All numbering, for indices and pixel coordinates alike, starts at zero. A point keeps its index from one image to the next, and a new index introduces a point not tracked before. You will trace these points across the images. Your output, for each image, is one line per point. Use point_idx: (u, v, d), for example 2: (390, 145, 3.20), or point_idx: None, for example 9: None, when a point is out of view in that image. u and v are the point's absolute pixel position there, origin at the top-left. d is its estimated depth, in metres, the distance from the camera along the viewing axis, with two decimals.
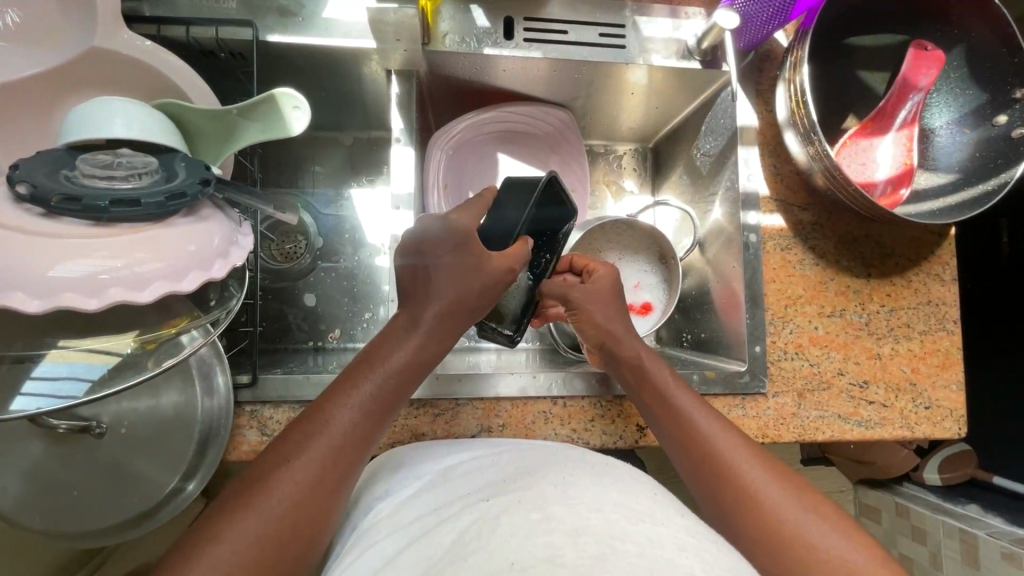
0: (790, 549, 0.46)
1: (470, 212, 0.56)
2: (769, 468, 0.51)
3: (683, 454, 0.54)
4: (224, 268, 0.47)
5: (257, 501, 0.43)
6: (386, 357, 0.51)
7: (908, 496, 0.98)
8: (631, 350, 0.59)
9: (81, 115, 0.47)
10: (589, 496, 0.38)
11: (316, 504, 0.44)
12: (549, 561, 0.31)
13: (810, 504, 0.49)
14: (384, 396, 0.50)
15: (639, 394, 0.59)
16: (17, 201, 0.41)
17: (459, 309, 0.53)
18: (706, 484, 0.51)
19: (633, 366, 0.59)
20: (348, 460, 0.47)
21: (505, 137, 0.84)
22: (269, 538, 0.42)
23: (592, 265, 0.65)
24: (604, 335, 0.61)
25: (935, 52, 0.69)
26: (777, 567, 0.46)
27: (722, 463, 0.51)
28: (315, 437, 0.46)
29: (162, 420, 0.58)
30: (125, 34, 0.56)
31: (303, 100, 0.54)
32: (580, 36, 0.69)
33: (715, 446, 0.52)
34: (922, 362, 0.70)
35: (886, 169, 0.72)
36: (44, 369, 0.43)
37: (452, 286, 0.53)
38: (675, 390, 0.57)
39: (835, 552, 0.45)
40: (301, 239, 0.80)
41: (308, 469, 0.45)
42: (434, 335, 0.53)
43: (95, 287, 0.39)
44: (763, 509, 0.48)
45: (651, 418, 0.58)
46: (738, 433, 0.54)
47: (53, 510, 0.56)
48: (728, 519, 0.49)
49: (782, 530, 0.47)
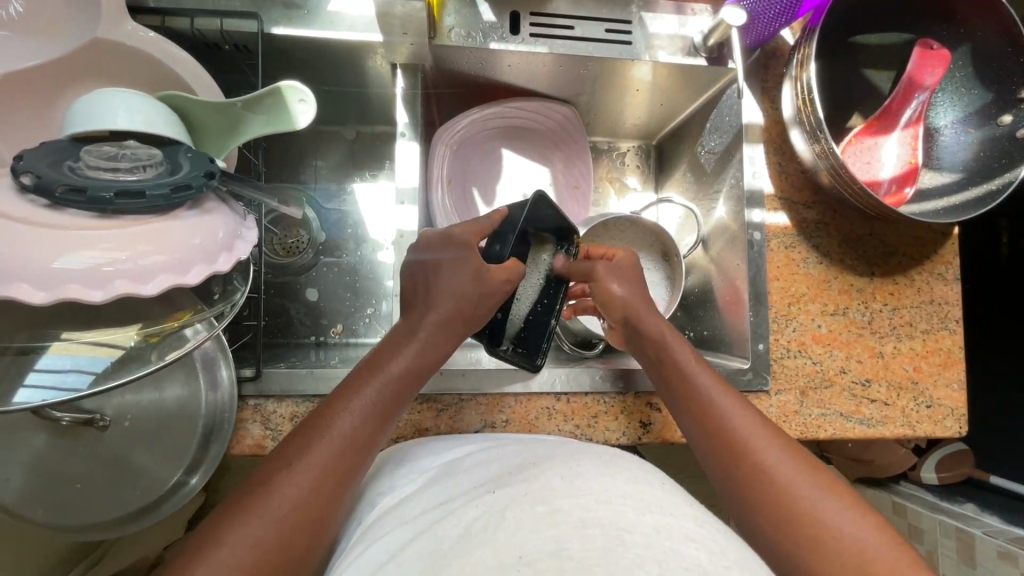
0: (804, 526, 0.45)
1: (475, 226, 0.59)
2: (784, 449, 0.51)
3: (700, 436, 0.54)
4: (228, 262, 0.46)
5: (259, 504, 0.42)
6: (386, 362, 0.51)
7: (905, 495, 0.98)
8: (654, 327, 0.60)
9: (85, 106, 0.47)
10: (596, 488, 0.38)
11: (318, 509, 0.44)
12: (555, 555, 0.31)
13: (823, 483, 0.48)
14: (385, 401, 0.50)
15: (659, 373, 0.59)
16: (21, 192, 0.41)
17: (456, 308, 0.54)
18: (719, 461, 0.52)
19: (655, 344, 0.60)
20: (347, 463, 0.46)
21: (509, 133, 0.84)
22: (272, 540, 0.41)
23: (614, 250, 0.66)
24: (627, 310, 0.61)
25: (941, 51, 0.69)
26: (790, 548, 0.45)
27: (737, 441, 0.51)
28: (318, 438, 0.46)
29: (165, 414, 0.58)
30: (129, 25, 0.56)
31: (309, 93, 0.53)
32: (587, 32, 0.68)
33: (732, 426, 0.52)
34: (924, 361, 0.71)
35: (891, 168, 0.73)
36: (49, 361, 0.42)
37: (461, 286, 0.54)
38: (696, 369, 0.57)
39: (849, 532, 0.44)
40: (303, 234, 0.79)
41: (308, 472, 0.44)
42: (434, 341, 0.53)
43: (100, 279, 0.39)
44: (776, 487, 0.48)
45: (669, 395, 0.58)
46: (756, 414, 0.54)
47: (52, 504, 0.56)
48: (742, 503, 0.49)
49: (795, 509, 0.46)
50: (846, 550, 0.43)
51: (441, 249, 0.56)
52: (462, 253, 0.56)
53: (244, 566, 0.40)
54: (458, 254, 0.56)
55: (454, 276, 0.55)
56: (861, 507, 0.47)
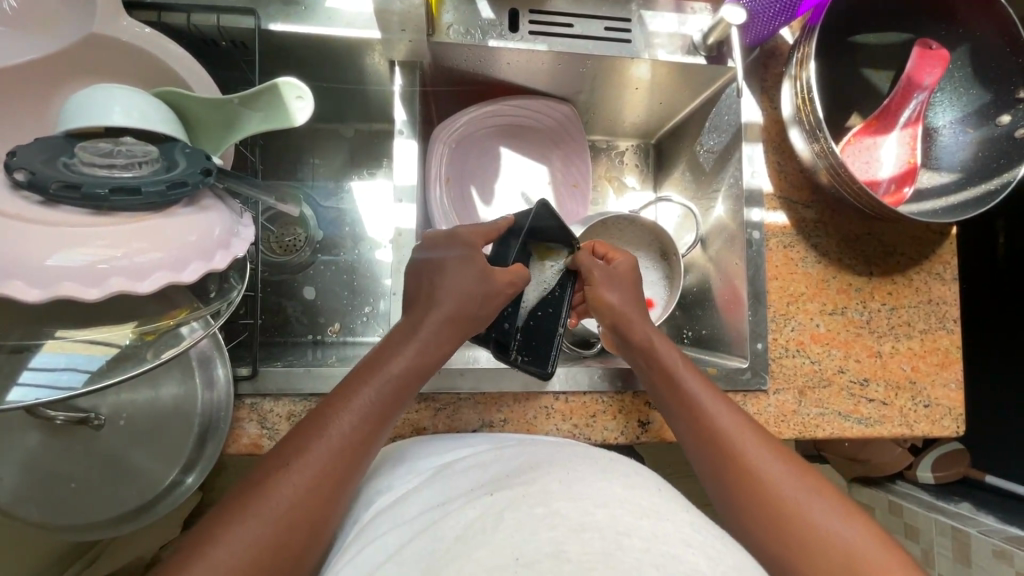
0: (793, 529, 0.45)
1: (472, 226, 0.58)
2: (773, 451, 0.50)
3: (692, 440, 0.54)
4: (225, 259, 0.46)
5: (255, 504, 0.42)
6: (387, 361, 0.51)
7: (900, 493, 0.98)
8: (641, 333, 0.60)
9: (81, 102, 0.46)
10: (594, 492, 0.38)
11: (314, 510, 0.43)
12: (554, 557, 0.31)
13: (814, 485, 0.48)
14: (384, 403, 0.49)
15: (649, 378, 0.59)
16: (15, 189, 0.41)
17: (456, 308, 0.54)
18: (711, 464, 0.52)
19: (643, 348, 0.59)
20: (346, 463, 0.46)
21: (508, 131, 0.84)
22: (267, 541, 0.41)
23: (613, 253, 0.65)
24: (615, 316, 0.61)
25: (940, 51, 0.69)
26: (778, 551, 0.45)
27: (726, 445, 0.51)
28: (314, 438, 0.46)
29: (161, 413, 0.57)
30: (125, 21, 0.55)
31: (307, 90, 0.53)
32: (585, 29, 0.68)
33: (721, 430, 0.52)
34: (922, 360, 0.71)
35: (891, 167, 0.73)
36: (43, 359, 0.42)
37: (460, 285, 0.54)
38: (684, 372, 0.57)
39: (838, 533, 0.44)
40: (300, 232, 0.78)
41: (305, 472, 0.44)
42: (435, 341, 0.53)
43: (95, 277, 0.39)
44: (767, 490, 0.48)
45: (659, 401, 0.58)
46: (750, 420, 0.54)
47: (46, 505, 0.55)
48: (733, 506, 0.49)
49: (786, 512, 0.46)
50: (835, 553, 0.43)
51: (440, 249, 0.56)
52: (461, 253, 0.56)
53: (239, 567, 0.39)
54: (456, 254, 0.56)
55: (453, 274, 0.55)
56: (855, 509, 0.47)
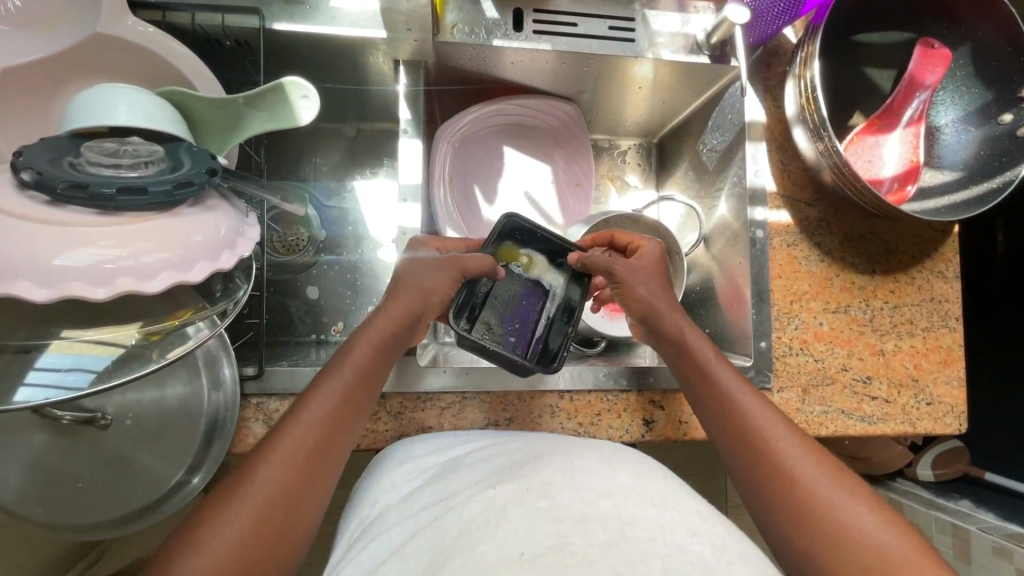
0: (822, 526, 0.45)
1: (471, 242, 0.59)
2: (800, 446, 0.50)
3: (720, 433, 0.54)
4: (231, 259, 0.46)
5: (248, 494, 0.42)
6: (354, 348, 0.51)
7: (901, 491, 0.95)
8: (674, 324, 0.59)
9: (86, 103, 0.46)
10: (600, 483, 0.38)
11: (295, 501, 0.43)
12: (559, 550, 0.32)
13: (839, 481, 0.48)
14: (353, 389, 0.49)
15: (680, 370, 0.59)
16: (22, 188, 0.40)
17: (415, 300, 0.54)
18: (741, 457, 0.52)
19: (676, 340, 0.58)
20: (322, 451, 0.46)
21: (510, 130, 0.84)
22: (252, 528, 0.41)
23: (638, 242, 0.64)
24: (645, 308, 0.60)
25: (942, 50, 0.69)
26: (808, 546, 0.46)
27: (755, 439, 0.51)
28: (298, 429, 0.46)
29: (166, 413, 0.57)
30: (129, 20, 0.55)
31: (312, 89, 0.53)
32: (589, 29, 0.68)
33: (752, 424, 0.52)
34: (924, 358, 0.71)
35: (893, 165, 0.73)
36: (49, 360, 0.42)
37: (436, 284, 0.55)
38: (716, 365, 0.57)
39: (863, 530, 0.45)
40: (303, 232, 0.79)
41: (288, 463, 0.44)
42: (392, 323, 0.53)
43: (102, 276, 0.39)
44: (795, 487, 0.48)
45: (690, 393, 0.58)
46: (781, 413, 0.54)
47: (53, 504, 0.55)
48: (761, 502, 0.49)
49: (812, 510, 0.46)
50: (862, 551, 0.44)
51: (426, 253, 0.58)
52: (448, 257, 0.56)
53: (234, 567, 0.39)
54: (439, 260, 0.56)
55: (430, 276, 0.55)
56: (870, 502, 0.47)
